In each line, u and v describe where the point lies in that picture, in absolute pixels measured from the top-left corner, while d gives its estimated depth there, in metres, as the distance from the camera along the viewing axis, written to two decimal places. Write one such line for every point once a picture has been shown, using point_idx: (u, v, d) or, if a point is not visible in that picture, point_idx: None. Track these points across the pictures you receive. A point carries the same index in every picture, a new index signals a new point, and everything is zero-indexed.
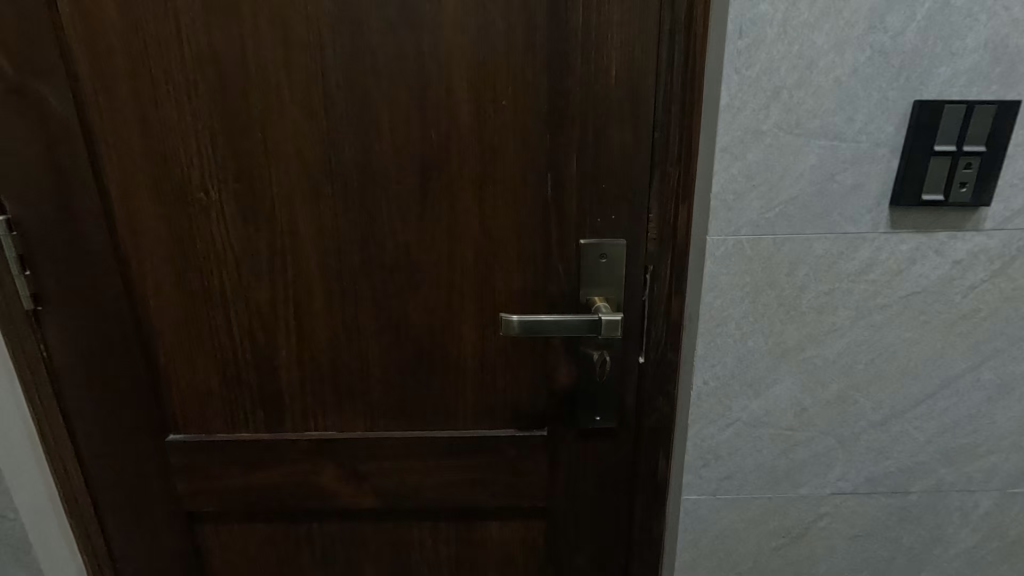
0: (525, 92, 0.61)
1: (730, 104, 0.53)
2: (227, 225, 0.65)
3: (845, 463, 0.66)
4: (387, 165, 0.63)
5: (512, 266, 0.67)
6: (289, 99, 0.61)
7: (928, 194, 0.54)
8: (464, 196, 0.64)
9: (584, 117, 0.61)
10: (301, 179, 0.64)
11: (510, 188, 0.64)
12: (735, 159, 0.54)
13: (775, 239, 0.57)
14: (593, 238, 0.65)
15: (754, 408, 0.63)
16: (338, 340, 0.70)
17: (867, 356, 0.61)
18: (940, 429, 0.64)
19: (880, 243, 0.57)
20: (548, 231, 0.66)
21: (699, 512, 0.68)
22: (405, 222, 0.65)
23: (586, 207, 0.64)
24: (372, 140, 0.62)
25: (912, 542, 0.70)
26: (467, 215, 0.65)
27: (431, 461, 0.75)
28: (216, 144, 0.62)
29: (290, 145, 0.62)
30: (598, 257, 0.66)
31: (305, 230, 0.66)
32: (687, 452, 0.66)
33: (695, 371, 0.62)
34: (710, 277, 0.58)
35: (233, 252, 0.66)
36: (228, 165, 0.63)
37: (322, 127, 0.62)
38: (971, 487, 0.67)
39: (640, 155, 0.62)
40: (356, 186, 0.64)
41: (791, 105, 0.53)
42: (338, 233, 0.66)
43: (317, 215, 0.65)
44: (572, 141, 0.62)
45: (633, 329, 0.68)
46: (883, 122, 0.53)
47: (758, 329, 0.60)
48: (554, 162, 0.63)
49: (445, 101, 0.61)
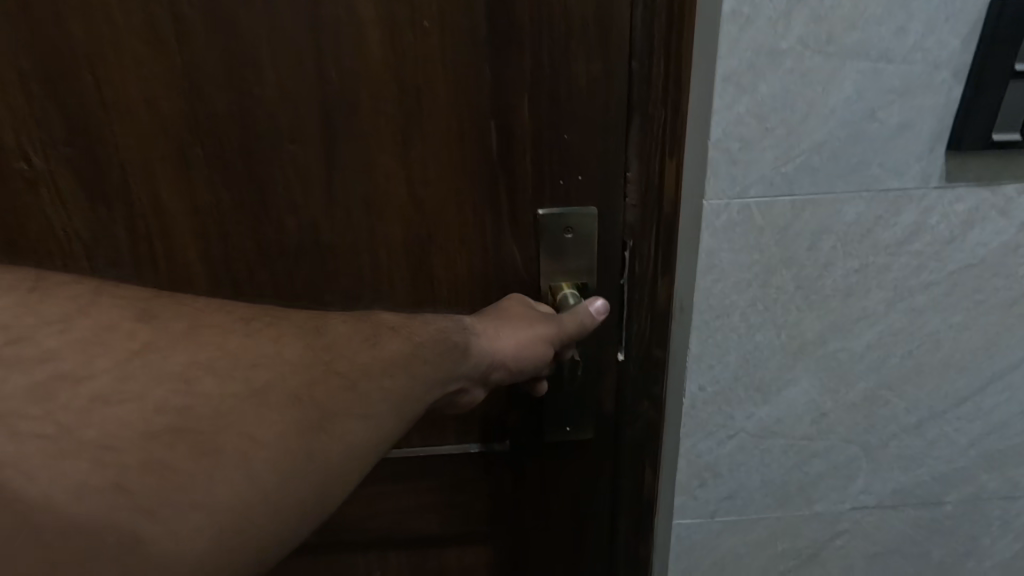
0: (457, 7, 0.44)
1: (737, 10, 0.37)
2: (67, 205, 0.49)
3: (870, 474, 0.54)
4: (273, 117, 0.47)
5: (454, 249, 0.52)
6: (123, 24, 0.44)
7: (1000, 134, 0.40)
8: (383, 157, 0.49)
9: (538, 41, 0.45)
10: (160, 138, 0.47)
11: (443, 144, 0.48)
12: (744, 93, 0.39)
13: (794, 201, 0.42)
14: (555, 207, 0.51)
15: (763, 415, 0.50)
16: None
17: (904, 347, 0.48)
18: (987, 430, 0.52)
19: (930, 203, 0.43)
20: (497, 201, 0.50)
21: (692, 537, 0.56)
22: (305, 196, 0.50)
23: (545, 166, 0.49)
24: (249, 82, 0.46)
25: (941, 557, 0.59)
26: (388, 183, 0.49)
27: (370, 485, 0.62)
28: (30, 95, 0.45)
29: (135, 93, 0.46)
30: (563, 232, 0.51)
31: (173, 209, 0.50)
32: (678, 470, 0.53)
33: (688, 375, 0.49)
34: (707, 254, 0.44)
35: (81, 241, 0.51)
36: (53, 123, 0.46)
37: (177, 64, 0.45)
38: (1016, 493, 0.56)
39: (614, 92, 0.46)
40: (233, 147, 0.48)
41: (821, 10, 0.37)
42: (218, 211, 0.50)
43: (186, 188, 0.49)
44: (522, 76, 0.46)
45: (609, 323, 0.54)
46: (945, 33, 0.38)
47: (769, 319, 0.46)
48: (501, 106, 0.47)
49: (343, 20, 0.44)
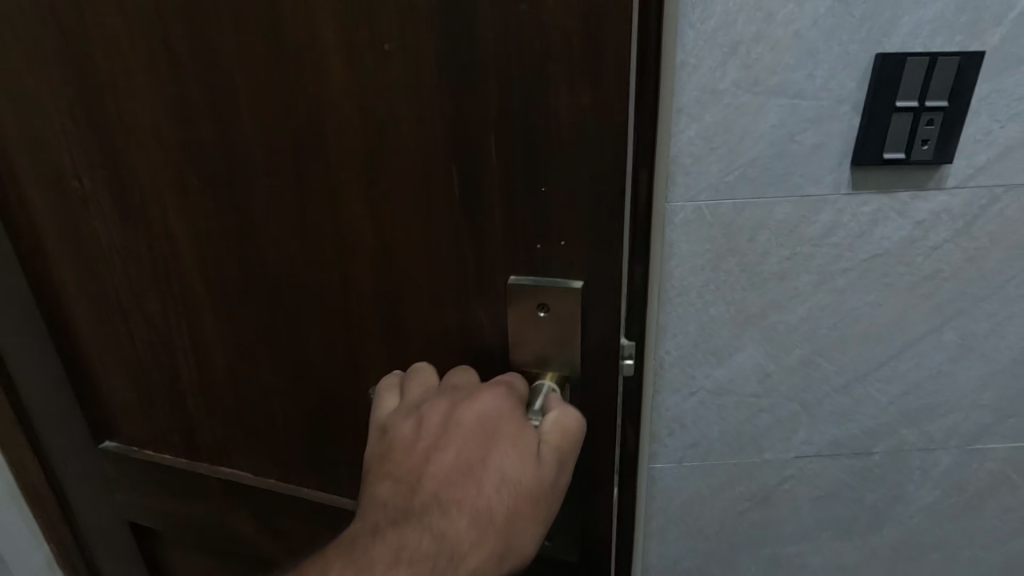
0: (416, 40, 0.43)
1: (686, 61, 0.50)
2: (105, 223, 0.60)
3: (808, 427, 0.66)
4: (256, 156, 0.52)
5: (426, 297, 0.54)
6: (135, 65, 0.51)
7: (889, 152, 0.52)
8: (353, 202, 0.52)
9: (516, 79, 0.43)
10: (176, 168, 0.55)
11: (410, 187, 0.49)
12: (692, 121, 0.52)
13: (735, 204, 0.55)
14: (525, 277, 0.50)
15: (719, 375, 0.63)
16: (234, 368, 0.65)
17: (830, 321, 0.60)
18: (903, 390, 0.64)
19: (842, 205, 0.55)
20: (462, 254, 0.51)
21: (665, 480, 0.69)
22: (281, 236, 0.56)
23: (518, 235, 0.48)
24: (222, 123, 0.51)
25: (875, 501, 0.71)
26: (360, 225, 0.52)
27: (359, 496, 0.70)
28: (81, 133, 0.56)
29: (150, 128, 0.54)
30: (537, 308, 0.51)
31: (179, 232, 0.59)
32: (650, 421, 0.66)
33: (658, 342, 0.61)
34: (669, 244, 0.57)
35: (114, 255, 0.62)
36: (93, 154, 0.57)
37: (165, 109, 0.52)
38: (932, 446, 0.68)
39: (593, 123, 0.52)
40: (223, 181, 0.54)
41: (749, 61, 0.50)
42: (215, 240, 0.58)
43: (188, 218, 0.58)
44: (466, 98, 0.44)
45: (601, 378, 0.54)
46: (845, 78, 0.51)
47: (720, 297, 0.59)
48: (467, 151, 0.46)
49: (313, 56, 0.46)
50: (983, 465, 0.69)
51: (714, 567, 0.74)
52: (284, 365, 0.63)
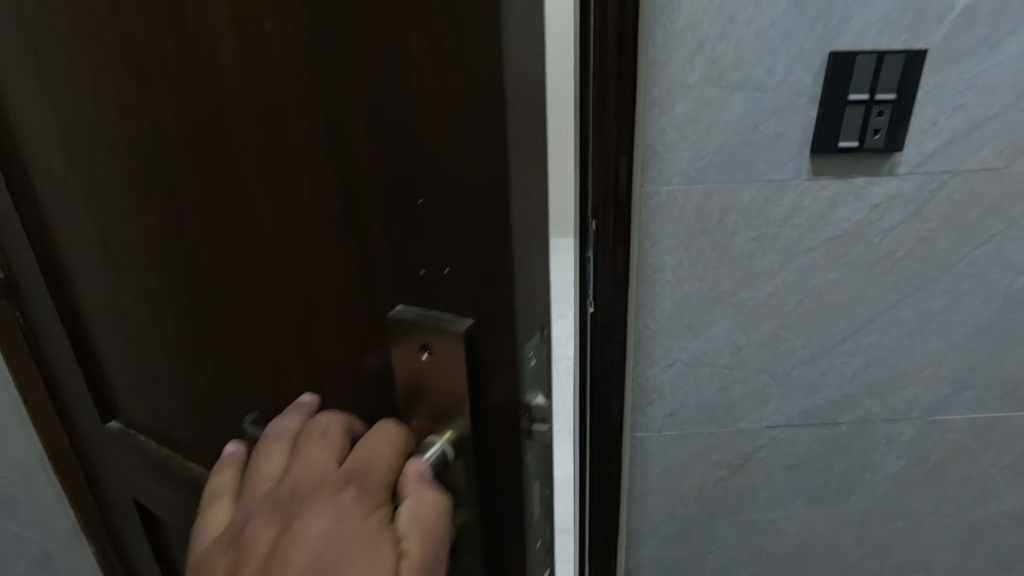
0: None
1: (659, 58, 0.56)
2: (60, 229, 0.59)
3: (779, 398, 0.71)
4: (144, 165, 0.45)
5: (315, 328, 0.41)
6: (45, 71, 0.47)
7: (844, 140, 0.58)
8: (230, 212, 0.41)
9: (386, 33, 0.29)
10: (92, 180, 0.51)
11: (283, 188, 0.37)
12: (664, 112, 0.58)
13: (705, 188, 0.60)
14: (415, 309, 0.36)
15: (694, 348, 0.68)
16: (166, 396, 0.60)
17: (795, 298, 0.66)
18: (866, 363, 0.69)
19: (803, 189, 0.61)
20: (343, 277, 0.38)
21: (646, 448, 0.74)
22: (177, 257, 0.48)
23: (402, 254, 0.35)
24: (102, 123, 0.46)
25: (843, 469, 0.76)
26: (240, 242, 0.42)
27: None
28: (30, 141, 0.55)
29: (68, 138, 0.50)
30: (419, 351, 0.37)
31: (106, 250, 0.54)
32: (633, 391, 0.71)
33: (638, 316, 0.67)
34: (646, 225, 0.63)
35: (71, 262, 0.61)
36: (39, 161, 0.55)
37: (64, 107, 0.48)
38: (895, 417, 0.73)
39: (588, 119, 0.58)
40: (125, 195, 0.48)
41: (714, 58, 0.56)
42: (130, 259, 0.52)
43: (109, 235, 0.53)
44: (322, 81, 0.32)
45: (497, 446, 0.39)
46: (802, 73, 0.56)
47: (693, 274, 0.64)
48: (340, 140, 0.33)
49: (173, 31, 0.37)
50: (944, 435, 0.74)
51: (693, 532, 0.80)
52: (194, 394, 0.56)
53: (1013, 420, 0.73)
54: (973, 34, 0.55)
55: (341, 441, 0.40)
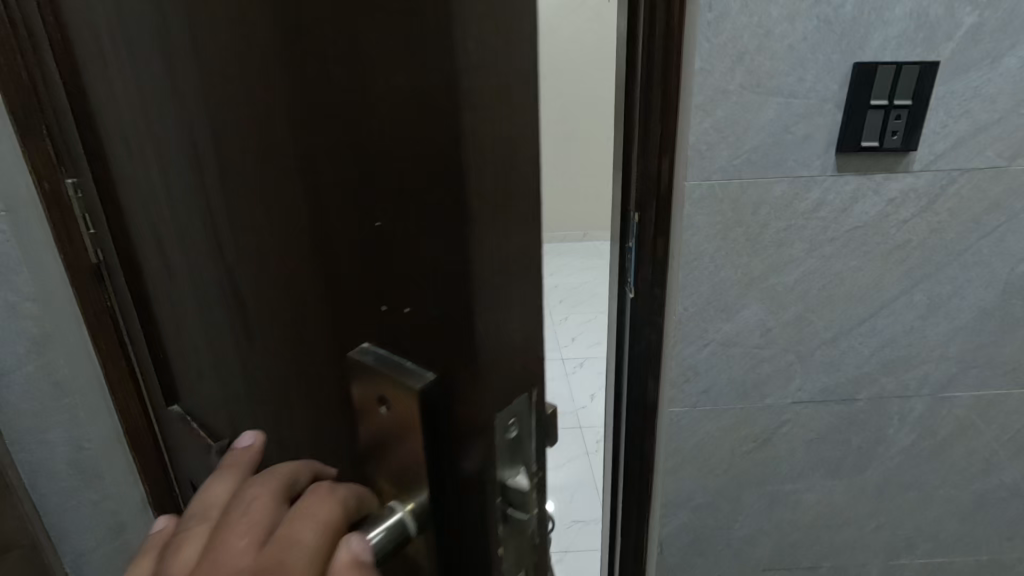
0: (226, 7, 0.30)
1: (703, 68, 0.63)
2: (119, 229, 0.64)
3: (803, 376, 0.78)
4: (158, 177, 0.45)
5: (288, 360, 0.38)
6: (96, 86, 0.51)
7: (866, 141, 0.65)
8: (216, 228, 0.40)
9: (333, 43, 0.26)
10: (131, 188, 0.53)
11: (253, 208, 0.35)
12: (707, 115, 0.65)
13: (741, 183, 0.68)
14: (377, 353, 0.31)
15: (727, 329, 0.75)
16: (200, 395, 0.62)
17: (820, 283, 0.73)
18: (882, 343, 0.76)
19: (828, 185, 0.68)
20: (309, 309, 0.34)
21: (681, 422, 0.81)
22: (187, 267, 0.47)
23: (361, 287, 0.30)
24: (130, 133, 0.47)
25: (859, 443, 0.83)
26: (226, 260, 0.40)
27: None
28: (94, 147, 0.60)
29: (116, 148, 0.53)
30: (378, 402, 0.31)
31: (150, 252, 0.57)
32: (671, 369, 0.78)
33: (677, 299, 0.74)
34: (688, 216, 0.70)
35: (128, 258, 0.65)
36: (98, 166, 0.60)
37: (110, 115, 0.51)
38: (907, 394, 0.80)
39: (634, 126, 0.72)
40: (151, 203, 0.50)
41: (752, 68, 0.63)
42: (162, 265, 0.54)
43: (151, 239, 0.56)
44: (277, 88, 0.29)
45: (464, 516, 0.32)
46: (829, 82, 0.63)
47: (729, 261, 0.71)
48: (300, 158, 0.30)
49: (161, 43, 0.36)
50: (951, 411, 0.81)
51: (722, 502, 0.86)
52: (214, 400, 0.56)
53: (1013, 397, 0.80)
54: (978, 49, 0.62)
55: (270, 512, 0.31)
